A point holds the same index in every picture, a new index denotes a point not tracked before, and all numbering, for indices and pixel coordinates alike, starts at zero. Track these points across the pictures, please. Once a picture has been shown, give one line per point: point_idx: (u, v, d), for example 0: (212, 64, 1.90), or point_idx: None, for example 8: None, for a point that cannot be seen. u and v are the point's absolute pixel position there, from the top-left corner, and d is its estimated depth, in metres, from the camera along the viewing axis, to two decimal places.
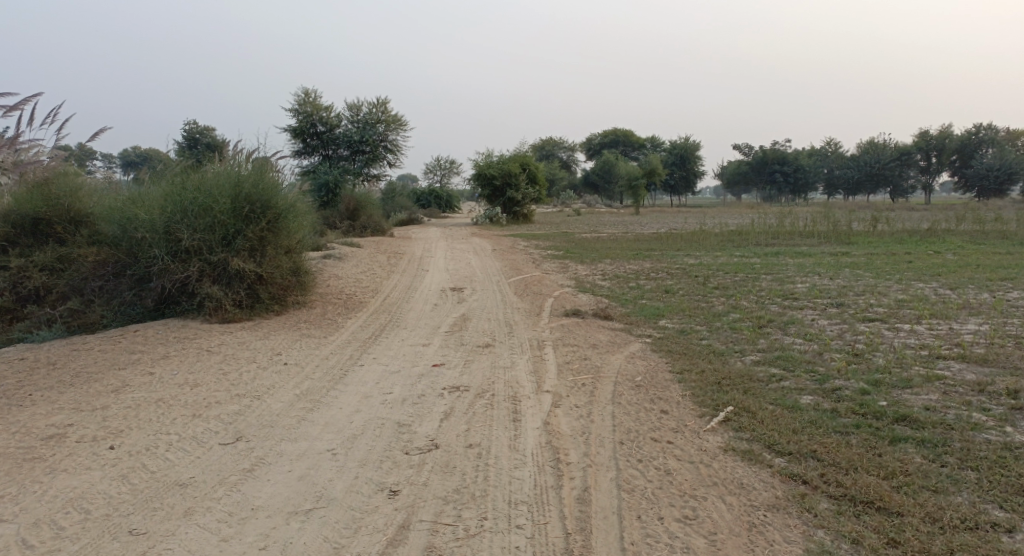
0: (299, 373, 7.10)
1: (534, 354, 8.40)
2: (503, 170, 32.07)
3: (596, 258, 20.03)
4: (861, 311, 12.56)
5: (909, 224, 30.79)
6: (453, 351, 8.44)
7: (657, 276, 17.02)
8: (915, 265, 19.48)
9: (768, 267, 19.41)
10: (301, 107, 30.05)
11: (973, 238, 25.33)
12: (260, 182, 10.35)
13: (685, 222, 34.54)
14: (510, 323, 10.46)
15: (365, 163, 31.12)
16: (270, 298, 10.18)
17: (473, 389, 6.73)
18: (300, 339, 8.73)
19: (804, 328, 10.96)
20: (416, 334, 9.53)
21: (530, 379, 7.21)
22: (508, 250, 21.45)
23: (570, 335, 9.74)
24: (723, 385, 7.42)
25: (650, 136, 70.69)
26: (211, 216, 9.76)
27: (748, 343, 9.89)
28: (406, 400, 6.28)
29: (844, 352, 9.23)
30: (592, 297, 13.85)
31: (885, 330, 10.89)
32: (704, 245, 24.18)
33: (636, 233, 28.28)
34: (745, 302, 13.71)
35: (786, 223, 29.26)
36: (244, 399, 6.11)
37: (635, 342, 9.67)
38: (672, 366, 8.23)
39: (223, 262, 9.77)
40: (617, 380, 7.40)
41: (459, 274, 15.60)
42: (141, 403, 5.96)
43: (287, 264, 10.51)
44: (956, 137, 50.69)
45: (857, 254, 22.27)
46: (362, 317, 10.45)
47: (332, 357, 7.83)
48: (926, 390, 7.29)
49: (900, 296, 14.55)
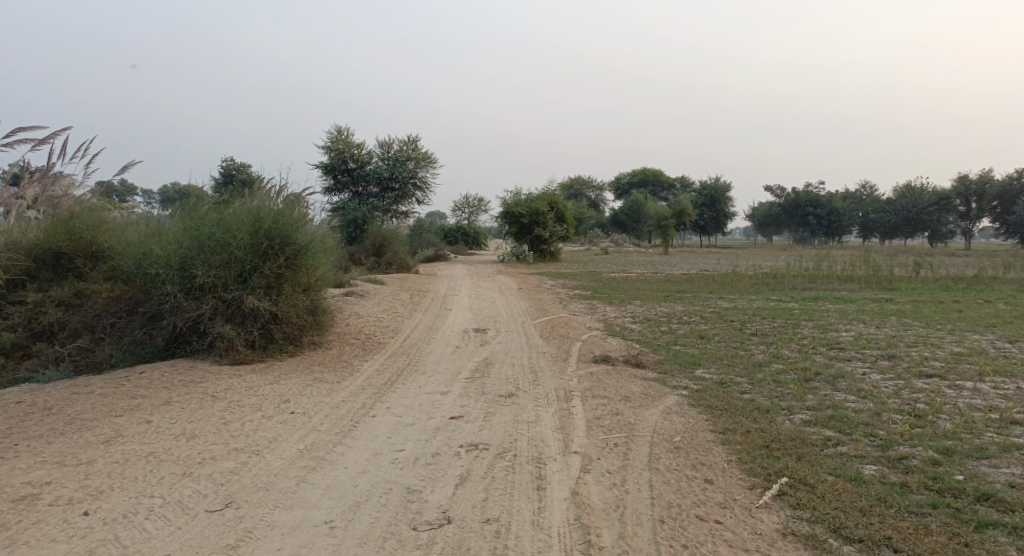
0: (307, 424, 6.48)
1: (561, 407, 7.71)
2: (531, 208, 31.68)
3: (626, 300, 19.33)
4: (915, 365, 11.69)
5: (953, 270, 29.54)
6: (473, 401, 7.78)
7: (690, 320, 16.27)
8: (965, 315, 18.45)
9: (807, 313, 18.53)
10: (333, 144, 30.06)
11: (1022, 287, 24.12)
12: (281, 217, 9.89)
13: (718, 263, 33.73)
14: (536, 370, 9.79)
15: (394, 199, 30.92)
16: (284, 338, 9.69)
17: (494, 448, 6.06)
18: (313, 383, 8.16)
19: (855, 383, 10.15)
20: (435, 380, 8.92)
21: (557, 437, 6.52)
22: (536, 289, 20.82)
23: (600, 385, 9.04)
24: (773, 450, 6.67)
25: (681, 177, 70.14)
26: (227, 252, 9.30)
27: (794, 399, 9.10)
28: (418, 460, 5.63)
29: (904, 414, 8.42)
30: (623, 342, 13.13)
31: (944, 388, 10.03)
32: (738, 288, 23.36)
33: (667, 274, 27.54)
34: (787, 351, 12.89)
35: (823, 267, 28.28)
36: (243, 453, 5.51)
37: (671, 395, 8.92)
38: (714, 424, 7.48)
39: (237, 300, 9.30)
40: (653, 440, 6.68)
41: (484, 314, 15.00)
42: (129, 458, 5.39)
43: (304, 302, 10.00)
44: (996, 182, 48.93)
45: (901, 301, 21.26)
46: (380, 360, 9.85)
47: (343, 406, 7.20)
48: (1005, 462, 6.60)
49: (954, 348, 13.63)
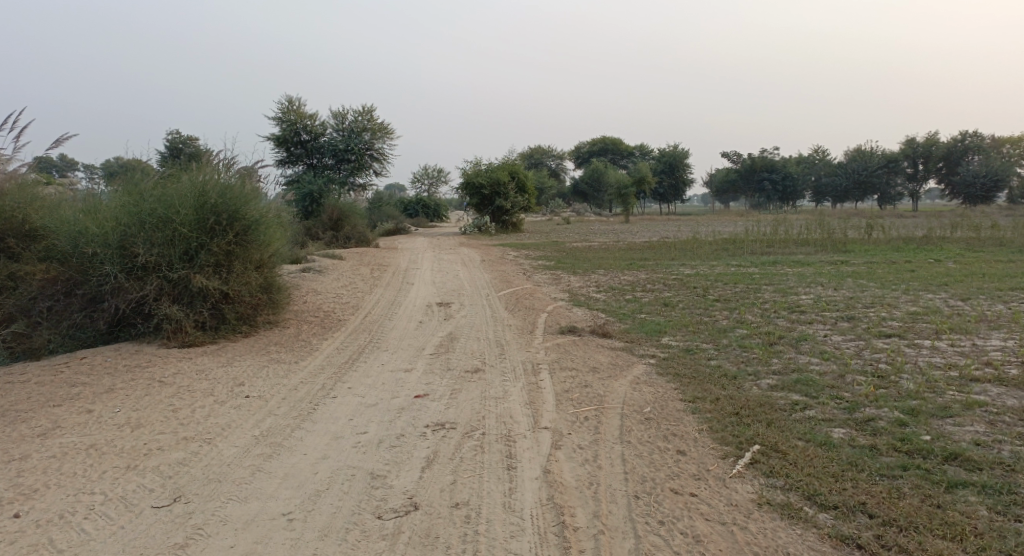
0: (263, 408, 6.21)
1: (528, 381, 7.54)
2: (491, 179, 31.33)
3: (589, 269, 19.23)
4: (875, 326, 11.80)
5: (903, 231, 30.14)
6: (438, 379, 7.56)
7: (653, 288, 16.22)
8: (918, 274, 18.77)
9: (766, 277, 18.66)
10: (285, 115, 29.16)
11: (970, 245, 24.70)
12: (228, 191, 9.47)
13: (677, 230, 33.86)
14: (502, 343, 9.60)
15: (351, 172, 30.26)
16: (236, 318, 9.36)
17: (460, 426, 5.86)
18: (269, 365, 7.85)
19: (818, 346, 10.18)
20: (398, 357, 8.67)
21: (526, 412, 6.35)
22: (498, 261, 20.60)
23: (567, 357, 8.90)
24: (743, 417, 6.60)
25: (639, 145, 70.25)
26: (171, 228, 8.90)
27: (760, 364, 9.07)
28: (382, 442, 5.41)
29: (868, 375, 8.45)
30: (588, 311, 13.01)
31: (905, 348, 10.12)
32: (699, 254, 23.46)
33: (628, 242, 27.53)
34: (750, 315, 12.92)
35: (780, 231, 28.56)
36: (193, 443, 5.24)
37: (638, 364, 8.82)
38: (683, 393, 7.39)
39: (184, 279, 8.90)
40: (623, 412, 6.56)
41: (446, 288, 14.72)
42: (68, 452, 5.07)
43: (257, 279, 9.63)
44: (942, 144, 50.11)
45: (856, 262, 21.56)
46: (339, 339, 9.56)
47: (301, 389, 6.92)
48: (969, 420, 6.62)
49: (910, 308, 13.82)
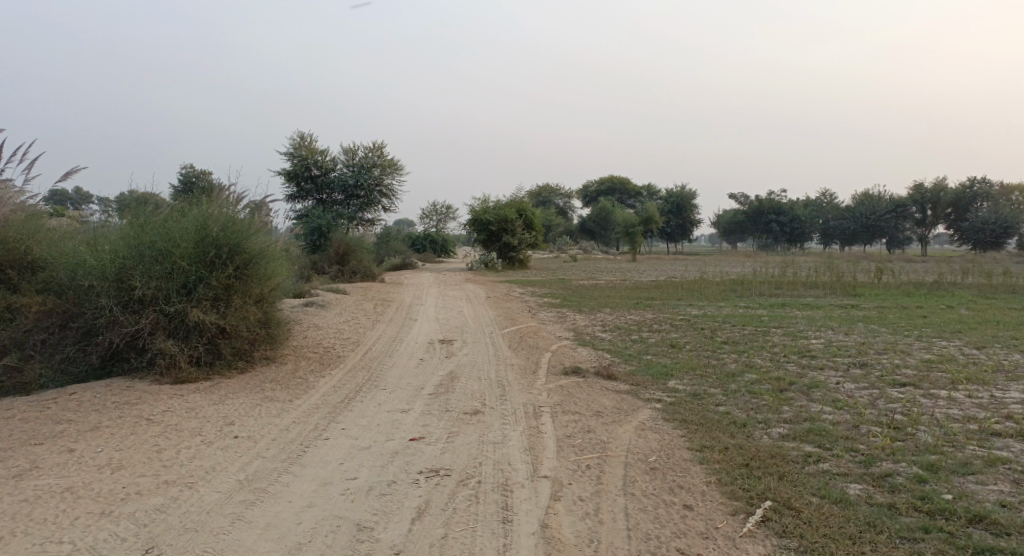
0: (251, 450, 5.94)
1: (530, 425, 7.25)
2: (499, 215, 31.27)
3: (595, 308, 18.97)
4: (889, 373, 11.46)
5: (914, 276, 29.82)
6: (436, 420, 7.28)
7: (661, 328, 15.93)
8: (931, 321, 18.41)
9: (775, 320, 18.33)
10: (296, 150, 29.28)
11: (982, 292, 24.35)
12: (229, 224, 9.31)
13: (685, 270, 33.62)
14: (504, 384, 9.32)
15: (360, 207, 30.24)
16: (232, 354, 9.14)
17: (456, 473, 5.58)
18: (262, 403, 7.60)
19: (831, 393, 9.86)
20: (396, 397, 8.41)
21: (526, 459, 6.07)
22: (504, 298, 20.36)
23: (571, 400, 8.60)
24: (753, 469, 6.29)
25: (648, 185, 70.41)
26: (170, 261, 8.72)
27: (771, 411, 8.75)
28: (372, 489, 5.14)
29: (883, 426, 8.11)
30: (593, 352, 12.72)
31: (920, 398, 9.78)
32: (707, 295, 23.20)
33: (636, 281, 27.29)
34: (759, 360, 12.60)
35: (789, 273, 28.26)
36: (174, 486, 4.99)
37: (644, 409, 8.53)
38: (690, 441, 7.08)
39: (181, 313, 8.70)
40: (627, 461, 6.27)
41: (450, 325, 14.48)
42: (42, 496, 4.85)
43: (256, 314, 9.42)
44: (950, 190, 49.98)
45: (867, 307, 21.20)
46: (337, 376, 9.31)
47: (293, 429, 6.65)
48: (992, 478, 6.29)
49: (924, 355, 13.47)
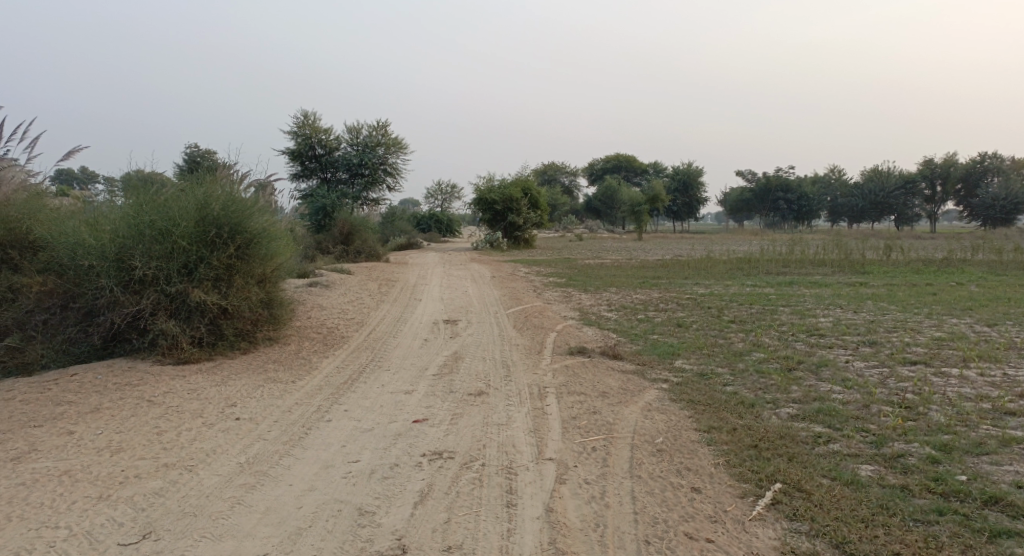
0: (253, 432, 5.86)
1: (534, 407, 7.14)
2: (505, 194, 31.07)
3: (601, 287, 18.82)
4: (899, 352, 11.31)
5: (923, 253, 29.57)
6: (439, 402, 7.19)
7: (667, 307, 15.79)
8: (940, 298, 18.22)
9: (783, 298, 18.17)
10: (299, 129, 29.05)
11: (991, 269, 24.13)
12: (230, 203, 9.19)
13: (691, 249, 33.41)
14: (508, 364, 9.21)
15: (364, 186, 30.06)
16: (235, 334, 9.06)
17: (459, 456, 5.48)
18: (265, 384, 7.52)
19: (840, 372, 9.72)
20: (399, 378, 8.31)
21: (530, 441, 5.97)
22: (509, 277, 20.23)
23: (577, 380, 8.49)
24: (762, 451, 6.17)
25: (654, 163, 69.94)
26: (170, 241, 8.61)
27: (779, 391, 8.62)
28: (373, 472, 5.05)
29: (894, 406, 7.98)
30: (599, 331, 12.60)
31: (931, 376, 9.63)
32: (713, 273, 23.02)
33: (642, 260, 27.09)
34: (767, 339, 12.45)
35: (796, 251, 28.03)
36: (173, 470, 4.91)
37: (651, 390, 8.40)
38: (698, 422, 6.97)
39: (182, 294, 8.61)
40: (634, 442, 6.16)
41: (454, 305, 14.36)
42: (38, 479, 4.78)
43: (258, 294, 9.33)
44: (959, 166, 49.49)
45: (875, 284, 21.01)
46: (340, 357, 9.22)
47: (296, 411, 6.58)
48: (1007, 458, 6.16)
49: (934, 333, 13.30)
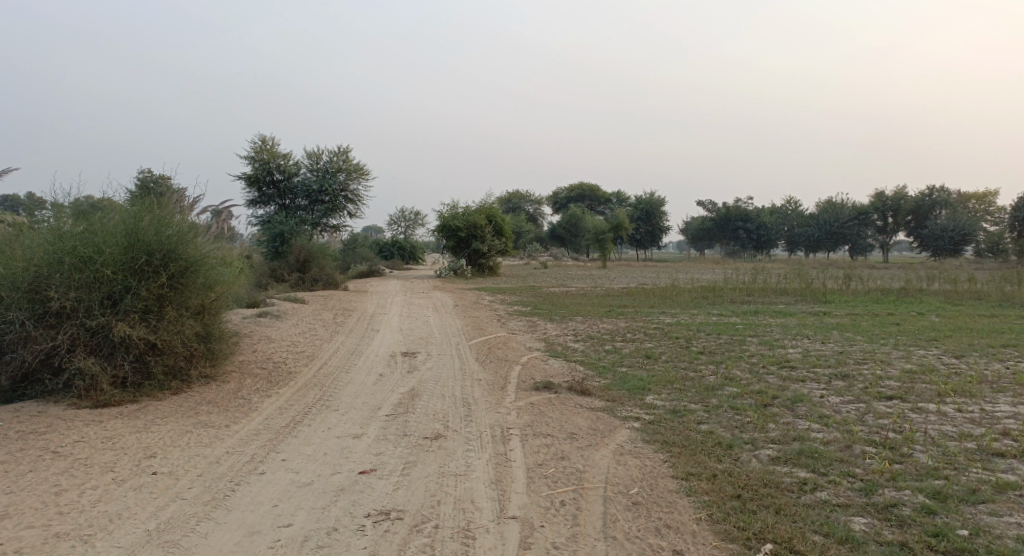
0: (168, 490, 5.49)
1: (496, 452, 6.52)
2: (468, 221, 30.51)
3: (566, 316, 18.30)
4: (873, 385, 10.93)
5: (881, 282, 29.68)
6: (391, 447, 6.59)
7: (634, 337, 15.32)
8: (904, 329, 18.03)
9: (750, 328, 17.80)
10: (257, 154, 28.16)
11: (949, 298, 24.24)
12: (163, 229, 8.61)
13: (655, 277, 33.06)
14: (469, 402, 8.57)
15: (324, 213, 29.33)
16: (164, 373, 8.43)
17: (409, 515, 5.03)
18: (192, 431, 7.05)
19: (817, 408, 9.28)
20: (350, 418, 7.69)
21: (492, 495, 5.42)
22: (472, 306, 19.58)
23: (542, 420, 7.88)
24: (746, 502, 5.65)
25: (617, 192, 70.27)
26: (92, 269, 8.02)
27: (756, 430, 8.13)
28: (307, 540, 4.68)
29: (878, 446, 7.53)
30: (565, 363, 12.02)
31: (910, 412, 9.21)
32: (678, 302, 22.70)
33: (606, 288, 26.68)
34: (737, 371, 12.01)
35: (758, 280, 27.90)
36: (65, 542, 4.63)
37: (621, 429, 7.84)
38: (674, 468, 6.40)
39: (105, 328, 8.00)
40: (606, 494, 5.58)
41: (413, 335, 13.70)
42: None
43: (193, 328, 8.70)
44: (910, 198, 50.60)
45: (839, 314, 20.82)
46: (285, 396, 8.60)
47: (225, 461, 6.19)
48: (1006, 508, 5.68)
49: (906, 365, 12.98)
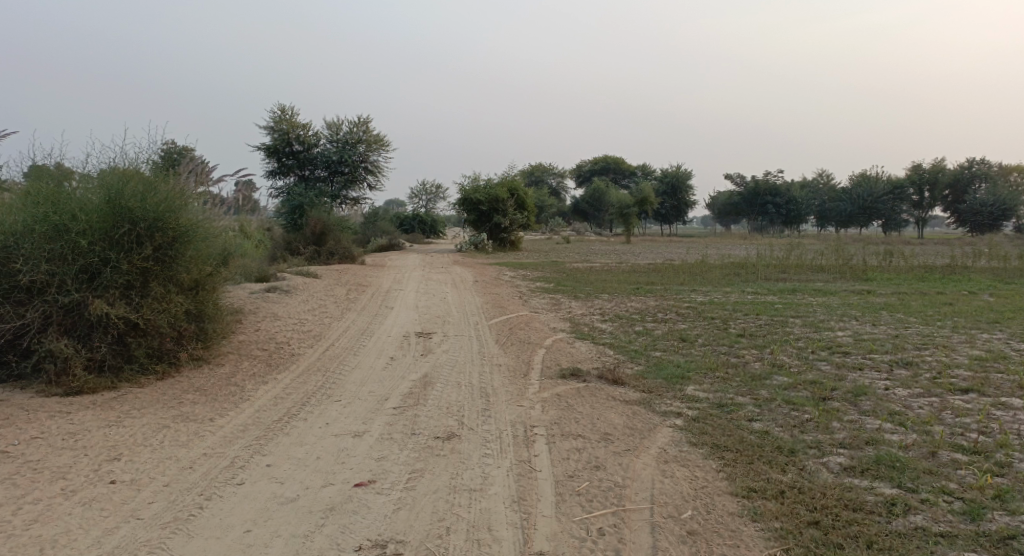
0: (124, 505, 4.58)
1: (519, 459, 5.51)
2: (490, 194, 29.46)
3: (593, 293, 17.17)
4: (943, 375, 9.70)
5: (924, 259, 28.06)
6: (396, 451, 5.58)
7: (667, 318, 14.18)
8: (958, 309, 16.65)
9: (791, 308, 16.56)
10: (276, 124, 27.21)
11: (999, 276, 22.72)
12: (149, 196, 7.60)
13: (685, 252, 31.70)
14: (488, 393, 7.54)
15: (343, 185, 28.35)
16: (148, 357, 7.53)
17: (409, 549, 4.15)
18: (167, 426, 6.07)
19: (884, 403, 8.13)
20: (353, 411, 6.70)
21: (512, 521, 4.49)
22: (493, 282, 18.52)
23: (571, 417, 6.82)
24: (829, 533, 4.60)
25: (643, 166, 68.68)
26: (66, 239, 7.10)
27: (819, 431, 7.00)
28: None
29: (969, 453, 6.37)
30: (593, 347, 10.93)
31: (993, 409, 8.01)
32: (711, 279, 21.47)
33: (633, 264, 25.48)
34: (785, 357, 10.85)
35: (794, 255, 26.50)
36: None
37: (664, 428, 6.77)
38: (732, 482, 5.33)
39: (79, 305, 7.10)
40: (653, 519, 4.62)
41: (430, 313, 12.68)
42: None
43: (183, 306, 7.73)
44: (948, 172, 48.56)
45: (883, 293, 19.45)
46: (283, 382, 7.64)
47: (200, 466, 5.22)
48: None
49: (972, 352, 11.71)
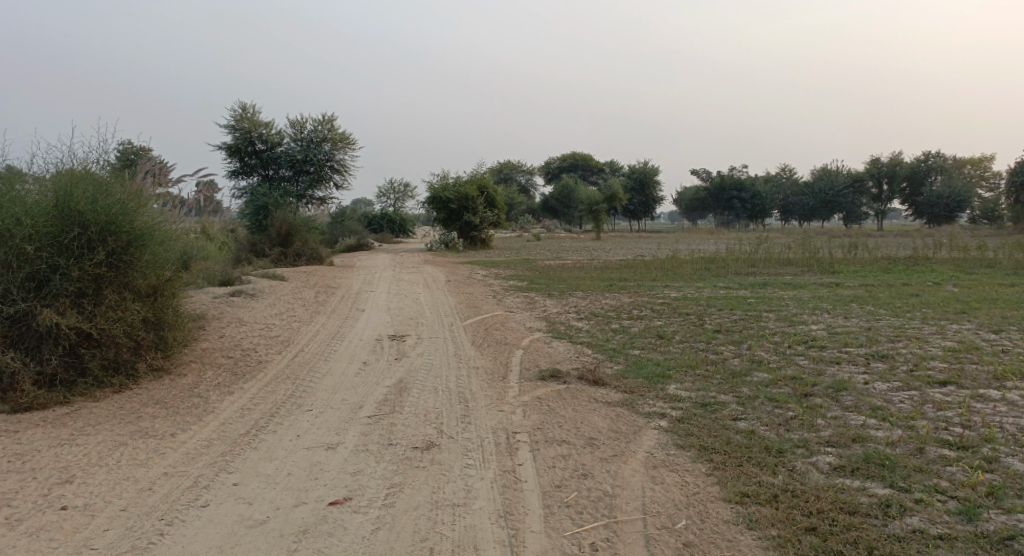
0: (76, 534, 4.25)
1: (502, 469, 5.27)
2: (459, 193, 29.15)
3: (566, 291, 16.97)
4: (921, 367, 9.67)
5: (888, 251, 28.37)
6: (371, 464, 5.31)
7: (642, 314, 14.04)
8: (926, 300, 16.77)
9: (763, 302, 16.55)
10: (238, 123, 26.56)
11: (961, 266, 23.02)
12: (100, 199, 7.18)
13: (654, 248, 31.70)
14: (466, 398, 7.28)
15: (309, 184, 27.81)
16: (103, 368, 7.14)
17: None
18: (125, 444, 5.72)
19: (866, 398, 8.04)
20: (324, 421, 6.40)
21: (499, 538, 4.26)
22: (464, 281, 18.24)
23: (554, 421, 6.60)
24: (828, 540, 4.44)
25: (610, 162, 68.82)
26: (11, 246, 6.68)
27: (805, 429, 6.86)
28: None
29: (956, 448, 6.28)
30: (570, 346, 10.73)
31: (974, 401, 7.96)
32: (682, 274, 21.44)
33: (604, 260, 25.38)
34: (763, 352, 10.76)
35: (762, 249, 26.61)
36: None
37: (648, 431, 6.58)
38: (723, 486, 5.15)
39: (27, 316, 6.69)
40: (646, 531, 4.42)
41: (401, 315, 12.38)
42: None
43: (141, 313, 7.35)
44: (905, 164, 49.11)
45: (852, 285, 19.56)
46: (250, 392, 7.31)
47: (161, 487, 4.89)
48: None
49: (944, 343, 11.73)
